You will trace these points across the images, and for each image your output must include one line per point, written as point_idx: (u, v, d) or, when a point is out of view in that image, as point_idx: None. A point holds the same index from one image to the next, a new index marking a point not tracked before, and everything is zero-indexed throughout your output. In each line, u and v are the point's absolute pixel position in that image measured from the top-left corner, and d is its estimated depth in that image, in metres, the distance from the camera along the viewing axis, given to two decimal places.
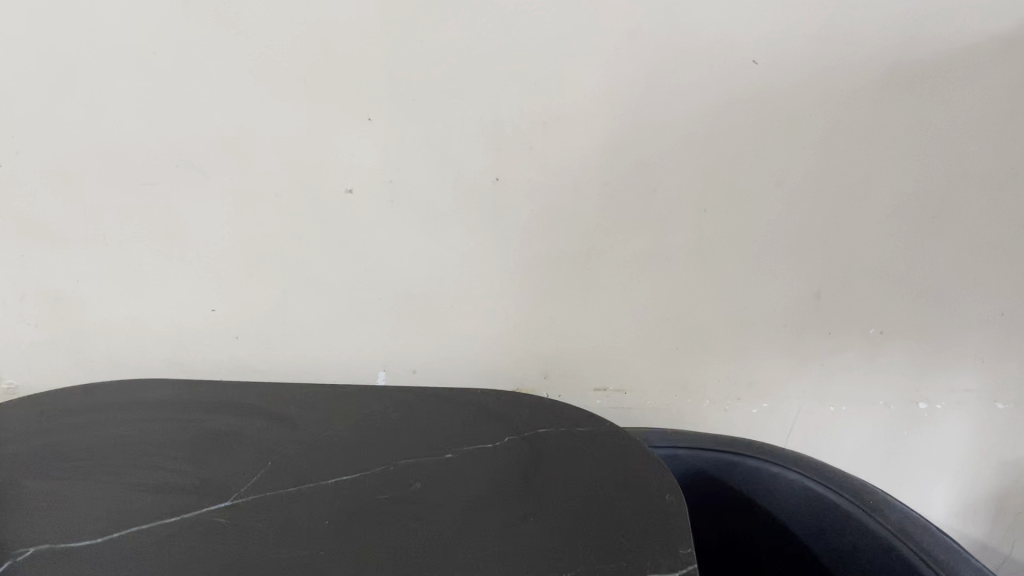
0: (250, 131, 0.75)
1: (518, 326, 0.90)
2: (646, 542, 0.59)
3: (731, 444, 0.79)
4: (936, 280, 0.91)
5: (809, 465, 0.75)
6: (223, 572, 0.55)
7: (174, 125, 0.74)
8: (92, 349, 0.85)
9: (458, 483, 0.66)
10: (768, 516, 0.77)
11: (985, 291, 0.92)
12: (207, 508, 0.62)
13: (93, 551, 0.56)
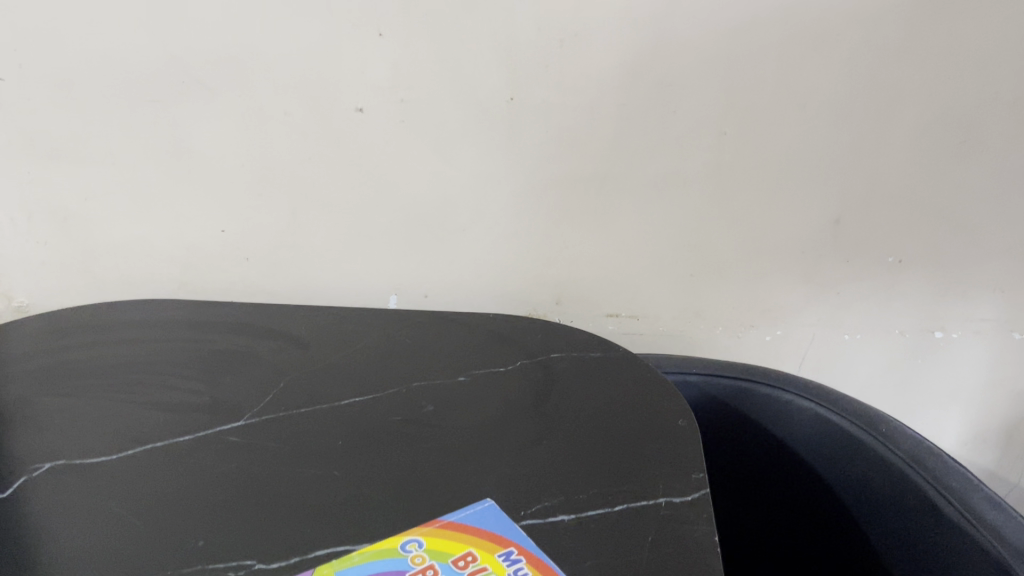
0: (259, 46, 0.74)
1: (531, 250, 0.88)
2: (656, 465, 0.59)
3: (746, 371, 0.78)
4: (962, 205, 0.89)
5: (820, 391, 0.74)
6: (236, 488, 0.56)
7: (182, 39, 0.73)
8: (103, 270, 0.84)
9: (469, 407, 0.66)
10: (779, 446, 0.77)
11: (1008, 218, 0.90)
12: (219, 427, 0.62)
13: (106, 466, 0.57)
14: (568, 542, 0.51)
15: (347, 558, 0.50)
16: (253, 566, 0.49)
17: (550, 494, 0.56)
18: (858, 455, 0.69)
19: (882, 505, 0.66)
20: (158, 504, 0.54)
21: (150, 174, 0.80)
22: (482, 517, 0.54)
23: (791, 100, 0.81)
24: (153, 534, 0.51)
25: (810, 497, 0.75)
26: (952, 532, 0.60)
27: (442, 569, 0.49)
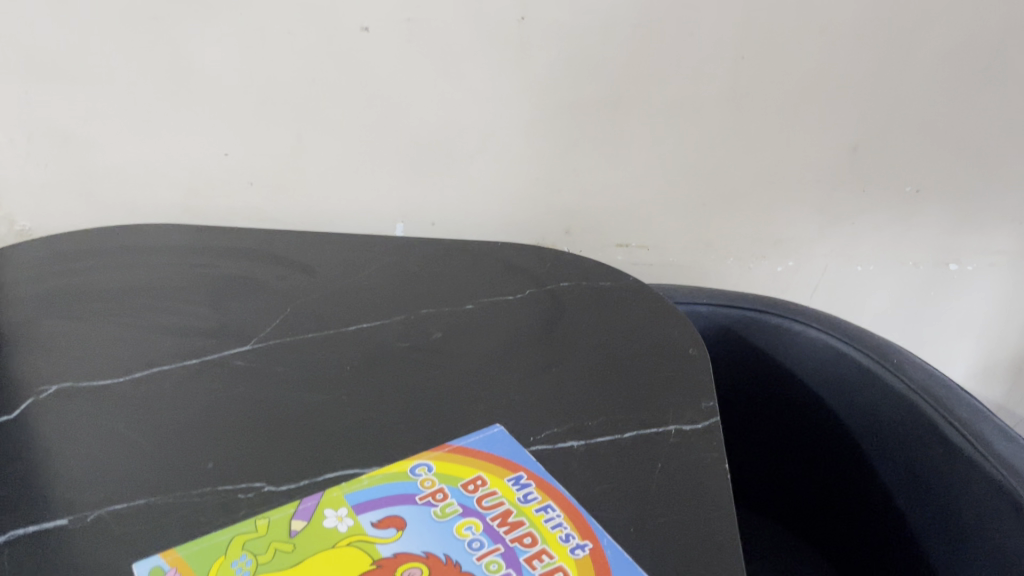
0: None
1: (541, 178, 0.87)
2: (666, 393, 0.58)
3: (756, 302, 0.78)
4: (983, 134, 0.87)
5: (830, 322, 0.74)
6: (245, 411, 0.56)
7: None
8: (104, 194, 0.83)
9: (478, 334, 0.66)
10: (787, 376, 0.76)
11: None
12: (227, 352, 0.62)
13: (113, 389, 0.57)
14: (578, 468, 0.51)
15: (357, 481, 0.50)
16: (263, 488, 0.49)
17: (559, 420, 0.56)
18: (868, 387, 0.69)
19: (890, 436, 0.66)
20: (168, 428, 0.54)
21: (150, 95, 0.78)
22: (491, 443, 0.54)
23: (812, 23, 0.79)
24: (162, 456, 0.51)
25: (818, 427, 0.75)
26: (960, 464, 0.59)
27: (451, 493, 0.49)
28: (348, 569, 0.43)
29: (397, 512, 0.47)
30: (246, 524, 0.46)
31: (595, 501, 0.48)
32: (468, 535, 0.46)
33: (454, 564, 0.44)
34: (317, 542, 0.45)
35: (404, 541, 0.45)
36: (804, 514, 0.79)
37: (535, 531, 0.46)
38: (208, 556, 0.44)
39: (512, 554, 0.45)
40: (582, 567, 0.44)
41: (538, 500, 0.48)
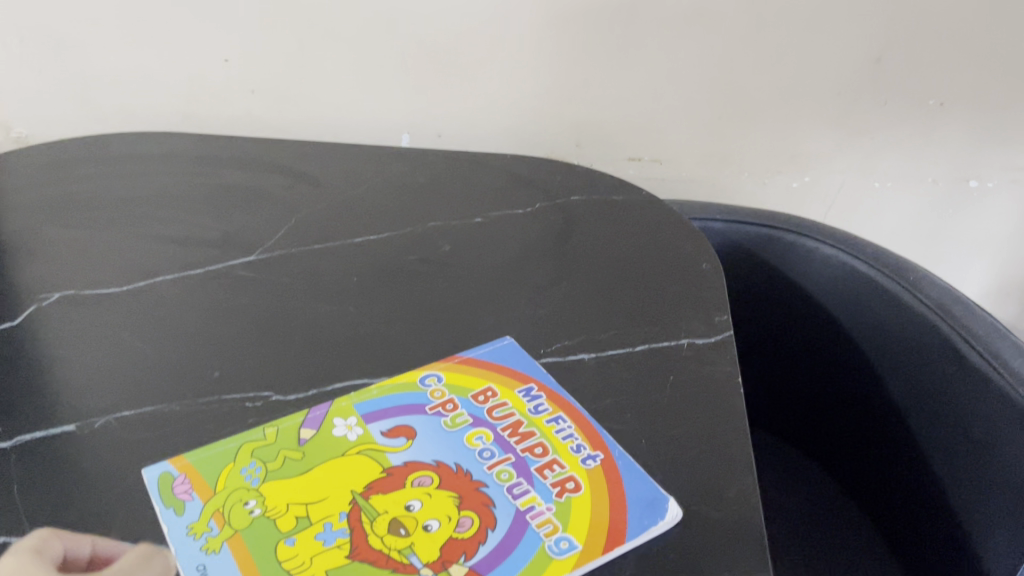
0: None
1: (551, 88, 0.84)
2: (679, 307, 0.57)
3: (771, 218, 0.76)
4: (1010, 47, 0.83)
5: (846, 239, 0.72)
6: (251, 321, 0.55)
7: None
8: (101, 101, 0.81)
9: (487, 247, 0.65)
10: (800, 294, 0.75)
11: None
12: (231, 262, 0.61)
13: (117, 297, 0.56)
14: (589, 380, 0.50)
15: (366, 391, 0.49)
16: (271, 398, 0.48)
17: (569, 333, 0.55)
18: (883, 305, 0.67)
19: (903, 353, 0.66)
20: (173, 337, 0.53)
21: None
22: (501, 355, 0.53)
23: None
24: (168, 365, 0.50)
25: (830, 346, 0.74)
26: (973, 382, 0.59)
27: (462, 403, 0.49)
28: (358, 476, 0.43)
29: (407, 421, 0.47)
30: (255, 432, 0.46)
31: (606, 414, 0.48)
32: (478, 445, 0.45)
33: (465, 473, 0.44)
34: (326, 450, 0.45)
35: (414, 450, 0.45)
36: (811, 431, 0.79)
37: (547, 442, 0.46)
38: (217, 462, 0.43)
39: (523, 464, 0.44)
40: (594, 477, 0.44)
41: (549, 412, 0.48)
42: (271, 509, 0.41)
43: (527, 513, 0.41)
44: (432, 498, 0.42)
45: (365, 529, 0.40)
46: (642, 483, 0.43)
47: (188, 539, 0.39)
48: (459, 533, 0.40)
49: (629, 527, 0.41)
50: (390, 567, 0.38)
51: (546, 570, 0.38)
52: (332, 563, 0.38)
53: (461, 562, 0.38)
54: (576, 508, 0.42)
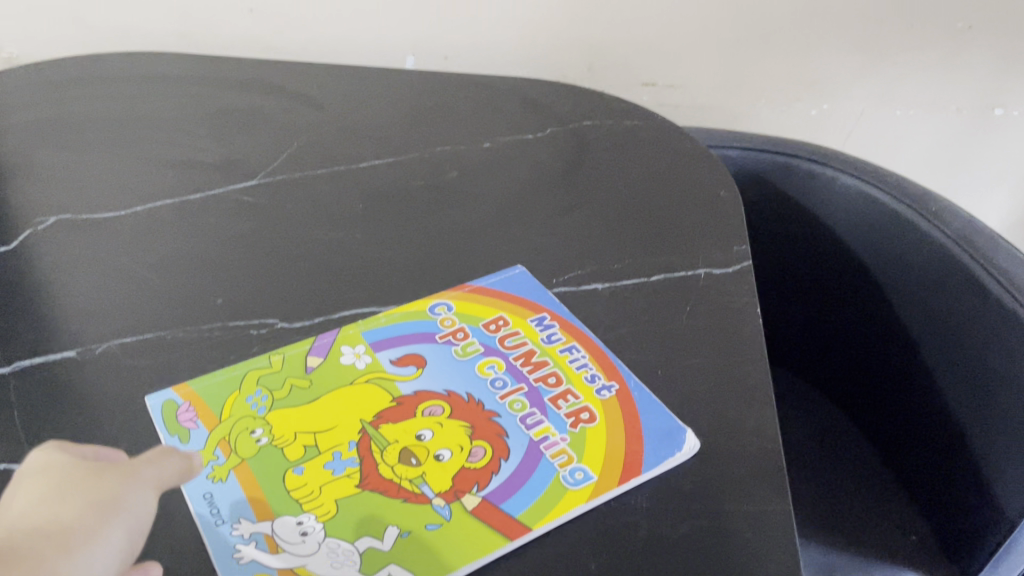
0: None
1: (562, 8, 0.81)
2: (696, 236, 0.56)
3: (789, 146, 0.74)
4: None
5: (867, 168, 0.70)
6: (254, 247, 0.53)
7: None
8: (94, 18, 0.78)
9: (497, 173, 0.63)
10: (816, 224, 0.74)
11: None
12: (233, 186, 0.59)
13: (116, 222, 0.55)
14: (603, 310, 0.49)
15: (374, 318, 0.48)
16: (276, 325, 0.47)
17: (583, 263, 0.53)
18: (903, 236, 0.66)
19: (923, 286, 0.64)
20: (174, 263, 0.51)
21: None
22: (513, 283, 0.51)
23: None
24: (170, 291, 0.49)
25: (845, 277, 0.72)
26: (993, 316, 0.57)
27: (472, 332, 0.47)
28: (367, 405, 0.42)
29: (417, 350, 0.46)
30: (261, 359, 0.44)
31: (620, 344, 0.47)
32: (490, 375, 0.44)
33: (477, 402, 0.43)
34: (334, 378, 0.44)
35: (424, 379, 0.44)
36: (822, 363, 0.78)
37: (560, 372, 0.45)
38: (223, 389, 0.42)
39: (536, 394, 0.43)
40: (609, 407, 0.43)
41: (562, 342, 0.47)
42: (278, 438, 0.40)
43: (540, 444, 0.40)
44: (444, 428, 0.41)
45: (375, 458, 0.39)
46: (658, 413, 0.42)
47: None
48: (471, 463, 0.39)
49: (645, 458, 0.40)
50: (401, 497, 0.37)
51: (560, 501, 0.38)
52: (343, 493, 0.37)
53: (474, 492, 0.38)
54: (591, 439, 0.41)
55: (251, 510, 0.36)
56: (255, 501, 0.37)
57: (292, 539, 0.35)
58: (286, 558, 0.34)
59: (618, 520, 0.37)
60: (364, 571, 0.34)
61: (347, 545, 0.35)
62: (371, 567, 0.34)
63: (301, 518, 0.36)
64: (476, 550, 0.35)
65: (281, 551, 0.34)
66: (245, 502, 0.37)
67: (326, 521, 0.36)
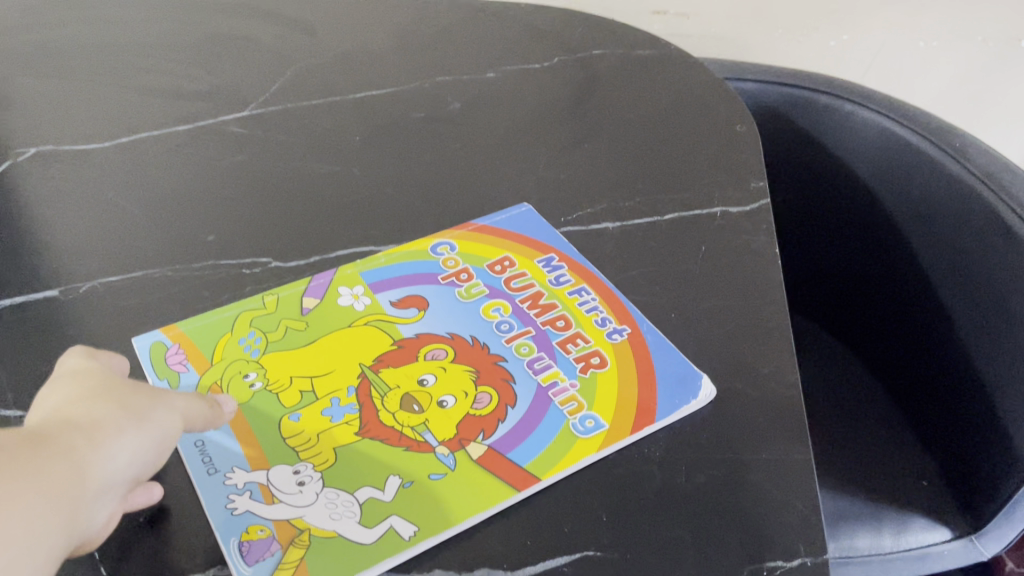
0: None
1: None
2: (711, 172, 0.53)
3: (807, 79, 0.71)
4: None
5: (888, 102, 0.67)
6: (246, 181, 0.51)
7: None
8: None
9: (502, 104, 0.59)
10: (831, 162, 0.71)
11: None
12: (223, 117, 0.56)
13: (98, 155, 0.52)
14: (614, 251, 0.47)
15: (372, 258, 0.45)
16: (270, 265, 0.45)
17: (593, 201, 0.50)
18: (923, 173, 0.63)
19: (943, 227, 0.61)
20: (162, 198, 0.49)
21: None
22: (518, 221, 0.49)
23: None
24: (157, 228, 0.47)
25: (861, 217, 0.70)
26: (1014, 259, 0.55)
27: (476, 273, 0.45)
28: (366, 349, 0.40)
29: (419, 291, 0.43)
30: (254, 300, 0.42)
31: (633, 286, 0.44)
32: (496, 318, 0.42)
33: (482, 347, 0.40)
34: (331, 321, 0.41)
35: (426, 322, 0.42)
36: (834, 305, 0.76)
37: (569, 315, 0.43)
38: (213, 332, 0.40)
39: (544, 339, 0.41)
40: (620, 352, 0.41)
41: (570, 284, 0.45)
42: (273, 382, 0.38)
43: (549, 390, 0.38)
44: (447, 373, 0.39)
45: (376, 404, 0.37)
46: (672, 359, 0.40)
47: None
48: (476, 410, 0.37)
49: (659, 406, 0.38)
50: (403, 445, 0.35)
51: (570, 450, 0.36)
52: (341, 441, 0.35)
53: (480, 440, 0.36)
54: (602, 386, 0.39)
55: (245, 459, 0.34)
56: (248, 449, 0.35)
57: (288, 489, 0.33)
58: (282, 509, 0.33)
59: (630, 470, 0.35)
60: (365, 523, 0.32)
61: (346, 495, 0.33)
62: (372, 519, 0.32)
63: (298, 467, 0.34)
64: (482, 501, 0.33)
65: (277, 501, 0.33)
66: (238, 451, 0.35)
67: (323, 470, 0.34)
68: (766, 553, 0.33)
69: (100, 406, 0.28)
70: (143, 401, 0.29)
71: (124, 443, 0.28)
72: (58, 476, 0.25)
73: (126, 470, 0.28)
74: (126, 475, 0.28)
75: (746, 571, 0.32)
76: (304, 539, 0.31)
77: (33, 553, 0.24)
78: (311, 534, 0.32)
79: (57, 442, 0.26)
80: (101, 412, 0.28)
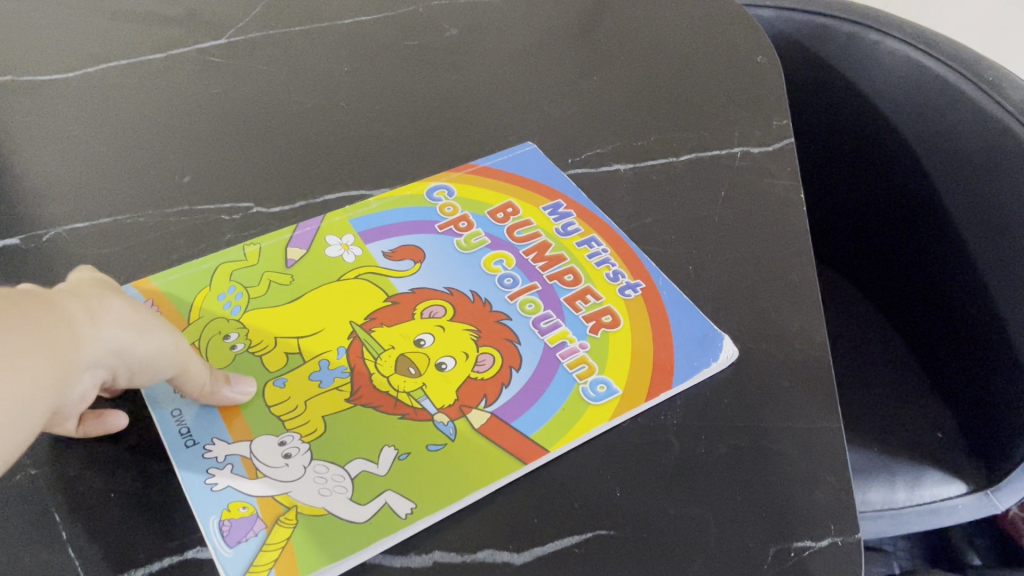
0: None
1: None
2: (731, 109, 0.49)
3: (829, 5, 0.66)
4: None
5: (916, 31, 0.61)
6: (226, 117, 0.46)
7: None
8: None
9: (504, 32, 0.55)
10: (852, 95, 0.66)
11: None
12: (199, 45, 0.51)
13: (63, 87, 0.47)
14: (627, 195, 0.43)
15: (363, 204, 0.42)
16: (251, 211, 0.41)
17: (603, 140, 0.47)
18: (949, 108, 0.58)
19: (971, 165, 0.57)
20: (133, 136, 0.45)
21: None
22: (522, 162, 0.45)
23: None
24: (128, 168, 0.43)
25: (881, 155, 0.66)
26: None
27: (477, 221, 0.41)
28: (357, 306, 0.36)
29: (414, 242, 0.40)
30: (234, 251, 0.39)
31: (647, 236, 0.41)
32: (498, 271, 0.39)
33: (483, 303, 0.37)
34: (319, 274, 0.38)
35: (422, 276, 0.38)
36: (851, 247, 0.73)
37: (578, 268, 0.39)
38: (189, 286, 0.37)
39: (551, 294, 0.38)
40: (634, 309, 0.37)
41: (579, 234, 0.41)
42: (255, 344, 0.34)
43: (557, 351, 0.35)
44: (446, 332, 0.36)
45: (368, 368, 0.34)
46: (692, 318, 0.37)
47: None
48: (478, 374, 0.34)
49: (677, 369, 0.35)
50: (399, 414, 0.32)
51: (581, 418, 0.33)
52: (330, 409, 0.32)
53: (483, 407, 0.33)
54: (615, 346, 0.36)
55: (227, 429, 0.31)
56: (229, 419, 0.32)
57: (273, 462, 0.30)
58: (266, 485, 0.30)
59: (645, 439, 0.33)
60: (357, 500, 0.29)
61: (337, 469, 0.30)
62: (365, 495, 0.30)
63: (283, 437, 0.31)
64: (486, 476, 0.30)
65: (260, 476, 0.30)
66: (217, 420, 0.32)
67: (311, 441, 0.31)
68: (792, 531, 0.30)
69: (109, 300, 0.28)
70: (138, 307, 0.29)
71: (123, 336, 0.28)
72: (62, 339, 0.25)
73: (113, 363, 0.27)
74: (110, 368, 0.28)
75: (772, 551, 0.30)
76: (290, 518, 0.29)
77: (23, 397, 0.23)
78: (299, 512, 0.29)
79: (64, 308, 0.26)
80: (108, 305, 0.28)
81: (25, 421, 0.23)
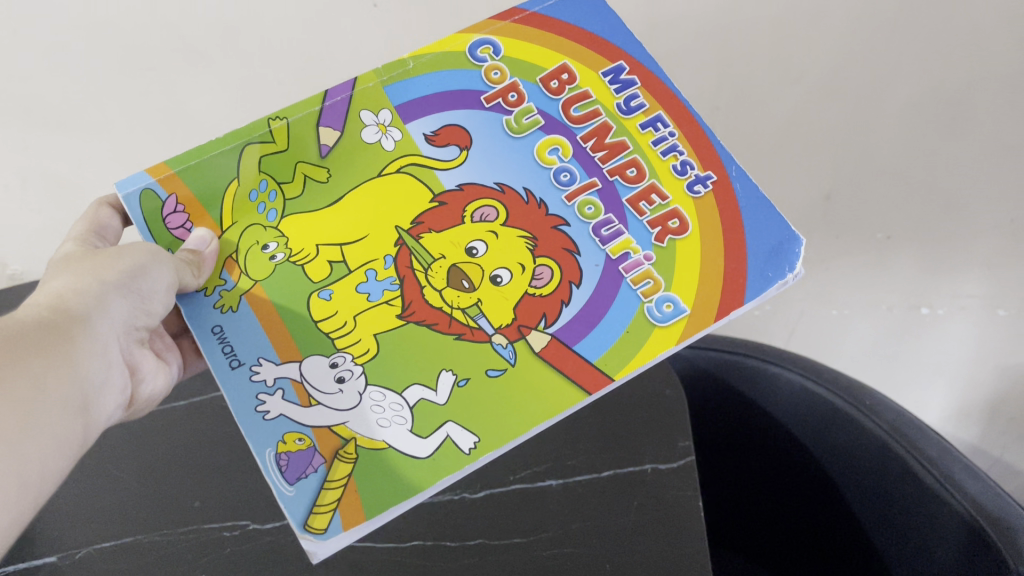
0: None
1: None
2: (643, 434, 0.61)
3: (735, 344, 0.76)
4: (976, 169, 0.74)
5: (808, 365, 0.72)
6: (234, 469, 0.60)
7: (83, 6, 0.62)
8: None
9: None
10: (764, 416, 0.76)
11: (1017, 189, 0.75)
12: (215, 395, 0.66)
13: (116, 440, 0.62)
14: (555, 527, 0.54)
15: (403, 73, 0.52)
16: (248, 527, 0.55)
17: (537, 460, 0.60)
18: (839, 429, 0.68)
19: (864, 477, 0.67)
20: (165, 483, 0.59)
21: (131, 127, 0.71)
22: (581, 10, 0.54)
23: (823, 37, 0.66)
24: (163, 509, 0.57)
25: (790, 464, 0.75)
26: (944, 520, 0.60)
27: (527, 95, 0.52)
28: (407, 208, 0.49)
29: (455, 123, 0.51)
30: (260, 135, 0.48)
31: (546, 567, 0.52)
32: (554, 164, 0.51)
33: (536, 205, 0.49)
34: (368, 164, 0.50)
35: (471, 170, 0.50)
36: (761, 542, 0.83)
37: (637, 161, 0.51)
38: (218, 184, 0.48)
39: (614, 194, 0.50)
40: (700, 205, 0.50)
41: (641, 113, 0.53)
42: (294, 253, 0.48)
43: (619, 265, 0.48)
44: (500, 239, 0.48)
45: (418, 278, 0.47)
46: (766, 228, 0.49)
47: (203, 296, 0.47)
48: (538, 289, 0.47)
49: (745, 263, 0.49)
50: (455, 333, 0.46)
51: (650, 338, 0.47)
52: (382, 327, 0.46)
53: (543, 329, 0.46)
54: (676, 250, 0.49)
55: (275, 352, 0.45)
56: (274, 338, 0.46)
57: (327, 390, 0.44)
58: (320, 411, 0.44)
59: None
60: (419, 434, 0.43)
61: (394, 397, 0.44)
62: (426, 430, 0.43)
63: (336, 359, 0.45)
64: (554, 403, 0.44)
65: (315, 404, 0.44)
66: (264, 341, 0.45)
67: (364, 362, 0.45)
68: None
69: (71, 297, 0.42)
70: (124, 263, 0.44)
71: (98, 314, 0.43)
72: (58, 334, 0.40)
73: (104, 329, 0.43)
74: (104, 330, 0.43)
75: None
76: (350, 455, 0.42)
77: (72, 392, 0.39)
78: (357, 446, 0.43)
79: (56, 323, 0.40)
80: (74, 300, 0.42)
81: (74, 391, 0.39)
